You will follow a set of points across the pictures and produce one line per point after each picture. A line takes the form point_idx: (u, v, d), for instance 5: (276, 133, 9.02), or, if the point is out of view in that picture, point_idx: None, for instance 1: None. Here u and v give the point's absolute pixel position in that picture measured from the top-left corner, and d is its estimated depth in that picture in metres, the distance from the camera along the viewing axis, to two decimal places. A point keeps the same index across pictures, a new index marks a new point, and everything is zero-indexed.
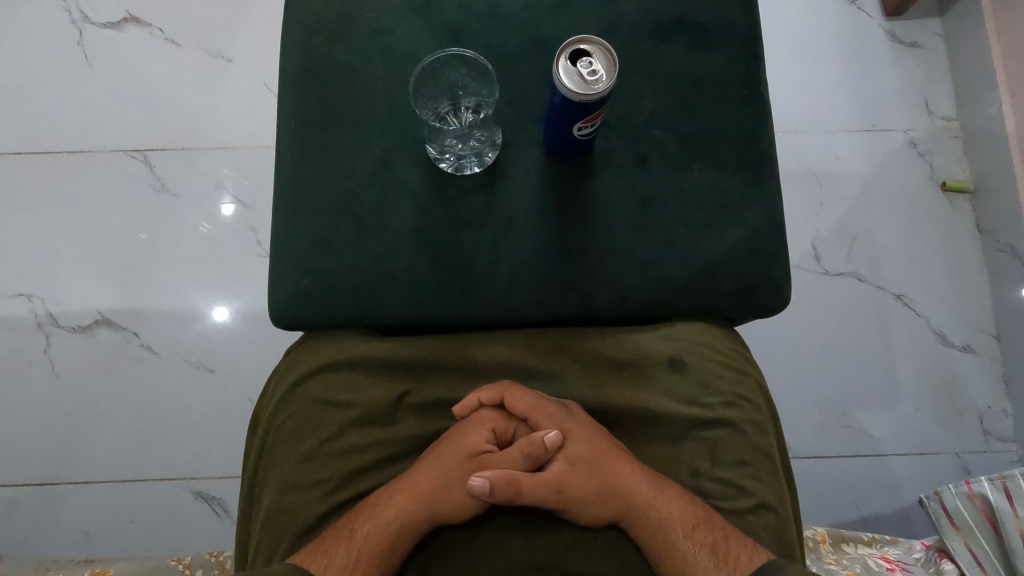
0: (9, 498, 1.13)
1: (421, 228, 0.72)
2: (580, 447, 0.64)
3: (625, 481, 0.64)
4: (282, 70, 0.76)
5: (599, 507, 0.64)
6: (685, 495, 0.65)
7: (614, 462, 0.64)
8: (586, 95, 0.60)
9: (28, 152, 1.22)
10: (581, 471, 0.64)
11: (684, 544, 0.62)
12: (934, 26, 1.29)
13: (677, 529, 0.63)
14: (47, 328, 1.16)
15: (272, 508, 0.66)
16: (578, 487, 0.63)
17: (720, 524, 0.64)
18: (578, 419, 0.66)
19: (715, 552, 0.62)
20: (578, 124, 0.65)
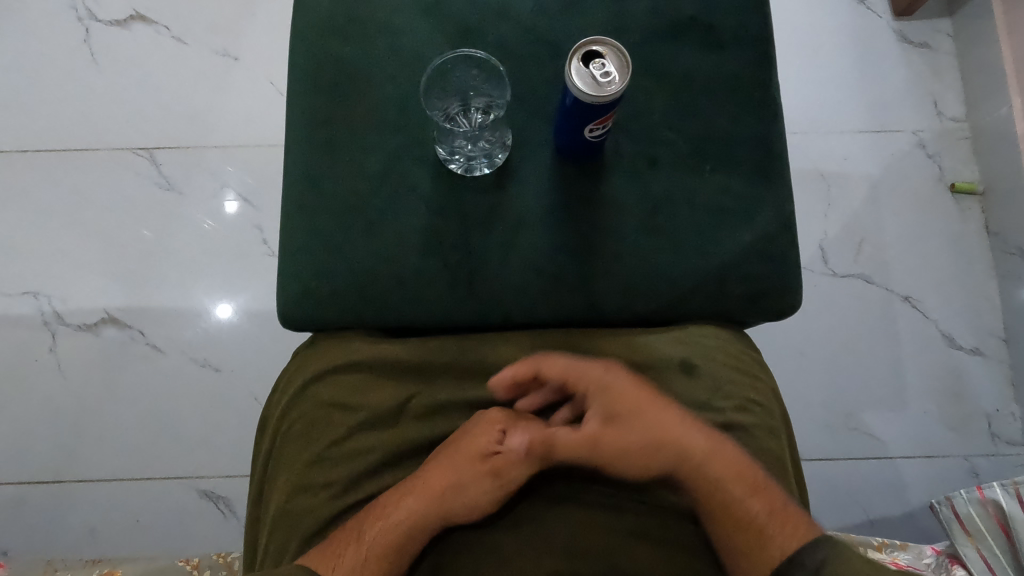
0: (15, 496, 1.13)
1: (430, 229, 0.72)
2: (619, 405, 0.64)
3: (675, 437, 0.63)
4: (291, 70, 0.76)
5: (645, 466, 0.64)
6: (732, 454, 0.64)
7: (658, 420, 0.64)
8: (599, 98, 0.59)
9: (34, 149, 1.22)
10: (624, 430, 0.64)
11: (732, 501, 0.61)
12: (944, 26, 1.28)
13: (727, 488, 0.62)
14: (53, 326, 1.16)
15: (280, 510, 0.66)
16: (619, 446, 0.64)
17: (771, 485, 0.62)
18: (620, 379, 0.65)
19: (767, 511, 0.61)
20: (590, 125, 0.65)
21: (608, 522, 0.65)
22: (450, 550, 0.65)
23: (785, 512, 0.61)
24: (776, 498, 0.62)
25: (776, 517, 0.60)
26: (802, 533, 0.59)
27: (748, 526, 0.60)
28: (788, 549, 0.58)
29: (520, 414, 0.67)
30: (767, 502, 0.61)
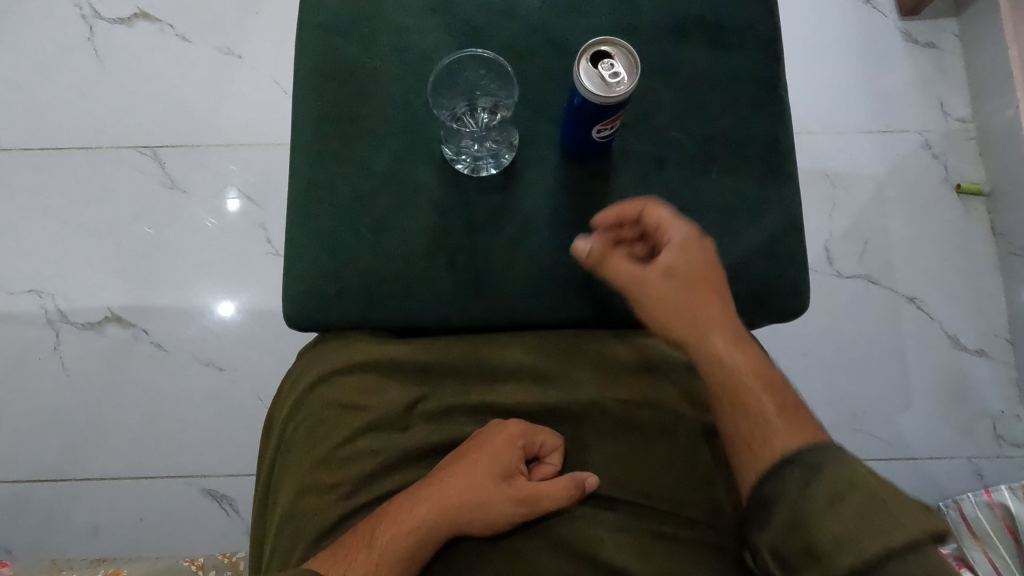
0: (18, 494, 1.13)
1: (437, 229, 0.72)
2: (688, 268, 0.64)
3: (718, 317, 0.63)
4: (297, 68, 0.75)
5: (677, 328, 0.64)
6: (759, 357, 0.63)
7: (713, 298, 0.64)
8: (609, 98, 0.59)
9: (38, 147, 1.22)
10: (676, 291, 0.64)
11: (750, 392, 0.61)
12: (950, 27, 1.27)
13: (745, 379, 0.61)
14: (57, 324, 1.16)
15: (287, 513, 0.66)
16: (665, 303, 0.64)
17: (793, 396, 0.61)
18: (705, 251, 0.65)
19: (782, 412, 0.60)
20: (597, 126, 0.64)
21: (614, 536, 0.63)
22: (455, 561, 0.63)
23: (801, 421, 0.60)
24: (796, 410, 0.60)
25: (788, 416, 0.59)
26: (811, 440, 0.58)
27: (756, 418, 0.60)
28: (789, 449, 0.57)
29: (535, 425, 0.66)
30: (784, 404, 0.60)
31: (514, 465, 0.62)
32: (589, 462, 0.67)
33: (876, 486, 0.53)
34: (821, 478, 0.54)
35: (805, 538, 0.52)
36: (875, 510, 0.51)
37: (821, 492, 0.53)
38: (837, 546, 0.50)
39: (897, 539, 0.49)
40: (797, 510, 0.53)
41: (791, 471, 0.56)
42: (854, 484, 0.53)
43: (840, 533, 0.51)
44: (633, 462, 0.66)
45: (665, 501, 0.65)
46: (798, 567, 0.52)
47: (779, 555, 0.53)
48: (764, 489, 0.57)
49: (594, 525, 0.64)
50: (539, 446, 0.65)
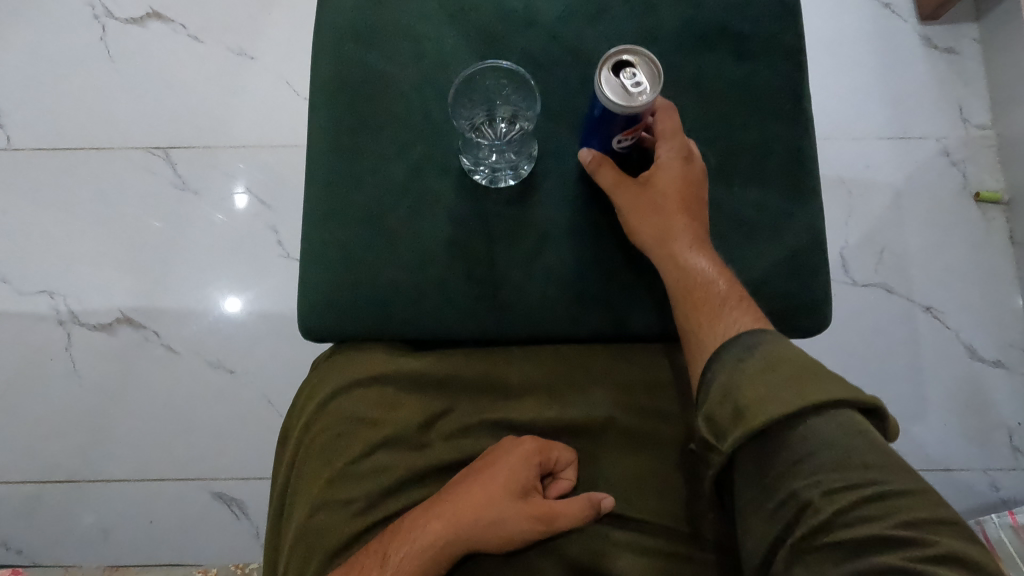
0: (28, 494, 1.13)
1: (454, 241, 0.71)
2: (673, 178, 0.65)
3: (687, 226, 0.65)
4: (315, 76, 0.75)
5: (645, 227, 0.66)
6: (723, 263, 0.65)
7: (687, 205, 0.66)
8: (636, 107, 0.57)
9: (52, 147, 1.22)
10: (650, 194, 0.66)
11: (704, 291, 0.62)
12: (971, 31, 1.25)
13: (701, 275, 0.63)
14: (69, 325, 1.16)
15: (301, 528, 0.65)
16: (638, 203, 0.66)
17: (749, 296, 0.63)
18: (693, 167, 0.66)
19: (733, 303, 0.61)
20: (618, 136, 0.63)
21: (631, 557, 0.62)
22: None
23: (755, 313, 0.61)
24: (753, 307, 0.61)
25: (734, 306, 0.61)
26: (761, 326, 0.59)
27: (705, 308, 0.62)
28: (731, 332, 0.59)
29: (552, 441, 0.65)
30: (738, 298, 0.62)
31: (530, 482, 0.61)
32: (604, 480, 0.65)
33: (808, 360, 0.53)
34: (755, 354, 0.55)
35: (734, 401, 0.53)
36: (800, 376, 0.51)
37: (753, 363, 0.54)
38: (760, 404, 0.51)
39: (814, 398, 0.50)
40: (729, 381, 0.54)
41: (728, 352, 0.57)
42: (787, 356, 0.53)
43: (765, 393, 0.51)
44: (649, 481, 0.65)
45: (686, 521, 0.64)
46: (726, 429, 0.52)
47: (712, 423, 0.54)
48: (706, 375, 0.58)
49: (612, 544, 0.63)
50: (555, 462, 0.64)
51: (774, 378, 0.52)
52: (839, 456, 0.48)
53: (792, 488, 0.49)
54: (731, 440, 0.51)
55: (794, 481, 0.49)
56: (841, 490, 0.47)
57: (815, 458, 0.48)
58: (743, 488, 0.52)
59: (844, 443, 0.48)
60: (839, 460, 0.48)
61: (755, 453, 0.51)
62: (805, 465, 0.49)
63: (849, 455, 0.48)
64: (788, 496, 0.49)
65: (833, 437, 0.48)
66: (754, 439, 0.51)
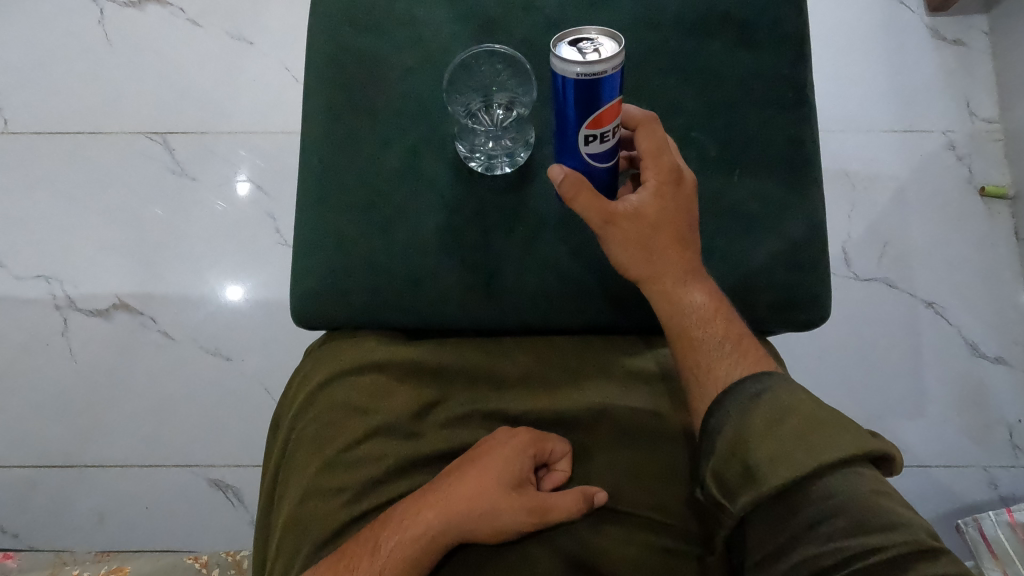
0: (25, 479, 1.13)
1: (448, 228, 0.70)
2: (665, 209, 0.62)
3: (680, 259, 0.63)
4: (309, 59, 0.74)
5: (639, 263, 0.63)
6: (717, 292, 0.64)
7: (681, 236, 0.62)
8: (596, 71, 0.50)
9: (49, 131, 1.21)
10: (641, 226, 0.61)
11: (702, 332, 0.62)
12: (979, 23, 1.23)
13: (699, 314, 0.62)
14: (65, 311, 1.16)
15: (292, 514, 0.64)
16: (629, 237, 0.62)
17: (745, 329, 0.63)
18: (683, 190, 0.62)
19: (732, 344, 0.61)
20: (584, 130, 0.55)
21: (619, 544, 0.62)
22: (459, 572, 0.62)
23: (753, 354, 0.61)
24: (749, 343, 0.62)
25: (733, 348, 0.61)
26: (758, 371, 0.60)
27: (703, 350, 0.61)
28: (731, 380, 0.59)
29: (545, 432, 0.65)
30: (735, 336, 0.62)
31: (524, 474, 0.60)
32: (596, 475, 0.64)
33: (816, 411, 0.52)
34: (762, 405, 0.54)
35: (744, 460, 0.52)
36: (810, 432, 0.51)
37: (760, 417, 0.53)
38: (771, 463, 0.50)
39: (827, 457, 0.49)
40: (736, 437, 0.53)
41: (731, 401, 0.56)
42: (795, 409, 0.53)
43: (777, 452, 0.50)
44: (641, 472, 0.64)
45: (677, 513, 0.63)
46: (736, 489, 0.51)
47: (721, 480, 0.53)
48: (708, 421, 0.57)
49: (603, 538, 0.62)
50: (549, 453, 0.64)
51: (785, 434, 0.51)
52: (855, 520, 0.47)
53: (806, 551, 0.48)
54: (742, 502, 0.51)
55: (808, 545, 0.48)
56: (860, 554, 0.46)
57: (830, 522, 0.48)
58: (756, 545, 0.52)
59: (861, 503, 0.48)
60: (855, 521, 0.47)
61: (769, 513, 0.51)
62: (822, 528, 0.48)
63: (867, 516, 0.47)
64: (803, 560, 0.48)
65: (848, 497, 0.48)
66: (767, 501, 0.50)
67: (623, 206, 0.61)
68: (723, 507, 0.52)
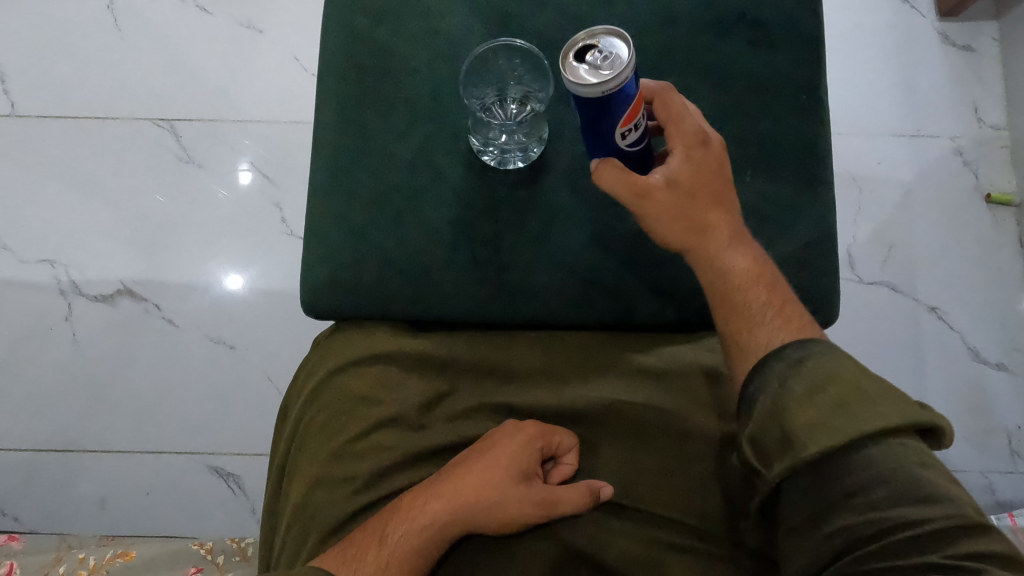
0: (27, 462, 1.13)
1: (460, 222, 0.70)
2: (692, 173, 0.61)
3: (714, 223, 0.61)
4: (324, 49, 0.73)
5: (678, 232, 0.61)
6: (762, 257, 0.62)
7: (714, 199, 0.61)
8: (622, 75, 0.50)
9: (56, 115, 1.20)
10: (674, 194, 0.60)
11: (746, 296, 0.59)
12: (989, 29, 1.24)
13: (739, 279, 0.60)
14: (70, 296, 1.16)
15: (300, 503, 0.65)
16: (665, 206, 0.60)
17: (792, 297, 0.60)
18: (711, 152, 0.62)
19: (775, 311, 0.59)
20: (620, 128, 0.55)
21: (622, 541, 0.62)
22: (463, 564, 0.62)
23: (798, 320, 0.58)
24: (795, 311, 0.59)
25: (776, 313, 0.58)
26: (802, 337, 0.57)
27: (745, 316, 0.59)
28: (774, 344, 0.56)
29: (553, 425, 0.65)
30: (778, 303, 0.59)
31: (533, 466, 0.61)
32: (600, 469, 0.65)
33: (861, 378, 0.50)
34: (802, 372, 0.52)
35: (781, 426, 0.50)
36: (852, 399, 0.49)
37: (800, 383, 0.51)
38: (808, 429, 0.48)
39: (870, 426, 0.47)
40: (775, 403, 0.51)
41: (771, 367, 0.54)
42: (838, 376, 0.50)
43: (815, 419, 0.48)
44: (645, 471, 0.64)
45: (679, 511, 0.63)
46: (773, 455, 0.50)
47: (757, 446, 0.51)
48: (747, 388, 0.55)
49: (607, 533, 0.62)
50: (557, 446, 0.64)
51: (825, 401, 0.49)
52: (898, 491, 0.45)
53: (843, 521, 0.46)
54: (780, 468, 0.49)
55: (846, 513, 0.46)
56: (897, 526, 0.44)
57: (871, 491, 0.46)
58: (791, 512, 0.49)
59: (901, 475, 0.46)
60: (895, 493, 0.45)
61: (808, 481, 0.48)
62: (859, 498, 0.46)
63: (907, 488, 0.45)
64: (839, 529, 0.46)
65: (890, 466, 0.46)
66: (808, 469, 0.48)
67: (654, 178, 0.60)
68: (758, 473, 0.51)
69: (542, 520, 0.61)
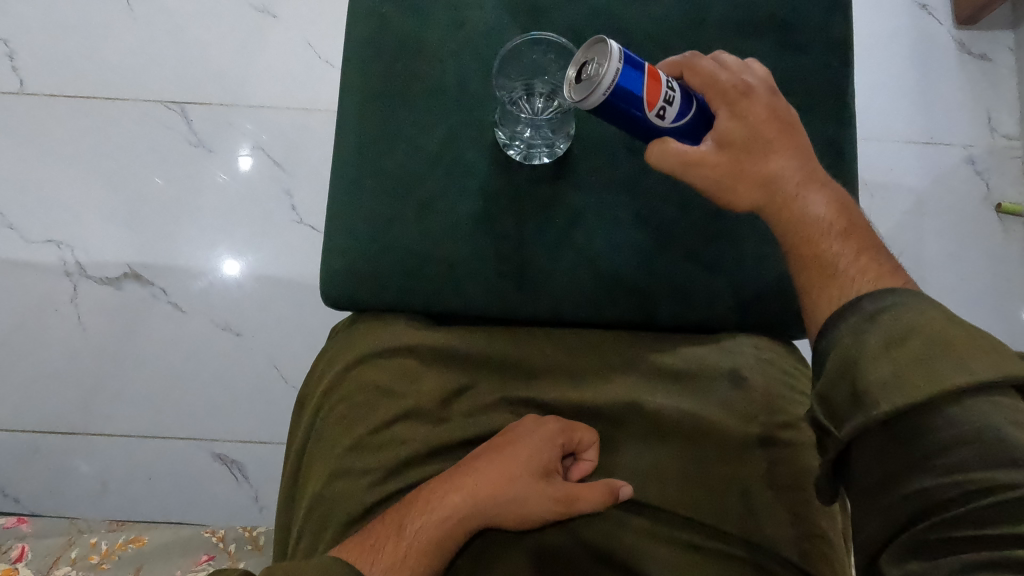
0: (28, 444, 1.13)
1: (484, 215, 0.70)
2: (738, 129, 0.59)
3: (777, 174, 0.59)
4: (349, 37, 0.73)
5: (744, 191, 0.60)
6: (839, 199, 0.59)
7: (770, 150, 0.60)
8: (614, 64, 0.53)
9: (64, 94, 1.18)
10: (730, 154, 0.59)
11: (825, 243, 0.57)
12: (1006, 39, 1.23)
13: (814, 224, 0.58)
14: (76, 277, 1.14)
15: (317, 495, 0.65)
16: (722, 168, 0.59)
17: (875, 240, 0.57)
18: (757, 101, 0.60)
19: (854, 253, 0.56)
20: (652, 109, 0.56)
21: (639, 541, 0.62)
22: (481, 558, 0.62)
23: (882, 267, 0.55)
24: (877, 256, 0.56)
25: (857, 258, 0.55)
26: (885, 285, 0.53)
27: (821, 266, 0.56)
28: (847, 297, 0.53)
29: (574, 421, 0.65)
30: (857, 250, 0.56)
31: (553, 463, 0.61)
32: (617, 468, 0.65)
33: (948, 330, 0.44)
34: (878, 325, 0.47)
35: (853, 382, 0.46)
36: (935, 352, 0.43)
37: (877, 337, 0.47)
38: (884, 385, 0.44)
39: (954, 381, 0.42)
40: (849, 359, 0.47)
41: (846, 322, 0.50)
42: (920, 327, 0.45)
43: (891, 374, 0.44)
44: (663, 471, 0.64)
45: (696, 511, 0.63)
46: (844, 413, 0.46)
47: (828, 405, 0.48)
48: (821, 342, 0.52)
49: (624, 532, 0.62)
50: (578, 442, 0.64)
51: (903, 355, 0.44)
52: (981, 453, 0.40)
53: (919, 485, 0.42)
54: (849, 428, 0.45)
55: (922, 476, 0.42)
56: (982, 491, 0.39)
57: (951, 453, 0.41)
58: (863, 473, 0.46)
59: (990, 437, 0.40)
60: (982, 455, 0.40)
61: (881, 440, 0.44)
62: (940, 461, 0.41)
63: (994, 450, 0.40)
64: (912, 493, 0.42)
65: (975, 427, 0.41)
66: (882, 427, 0.44)
67: (703, 150, 0.59)
68: (828, 432, 0.47)
69: (561, 516, 0.60)
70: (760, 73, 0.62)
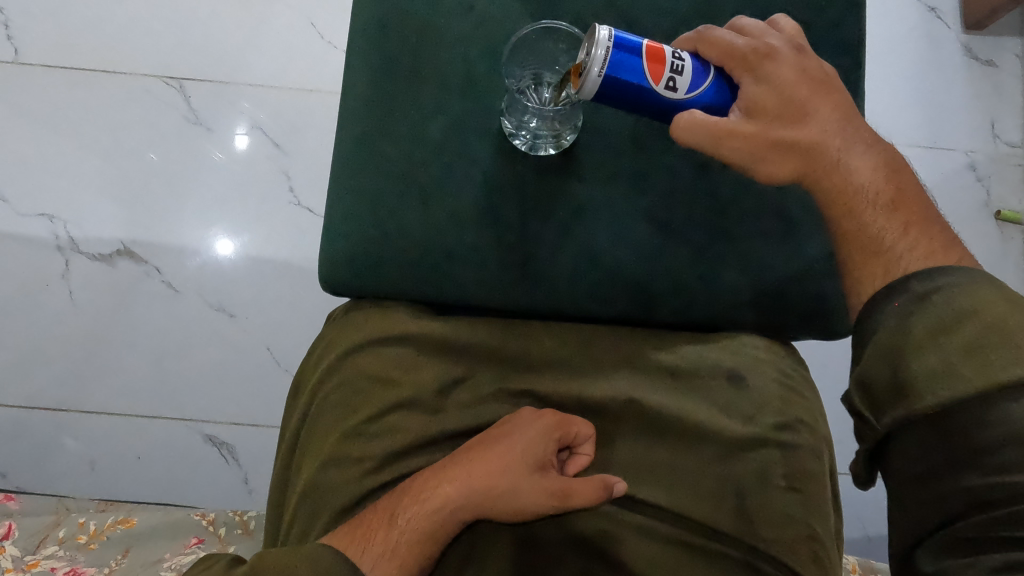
0: (17, 420, 1.12)
1: (487, 205, 0.69)
2: (767, 99, 0.58)
3: (817, 142, 0.58)
4: (356, 20, 0.72)
5: (779, 161, 0.59)
6: (888, 161, 0.58)
7: (807, 112, 0.58)
8: (603, 47, 0.53)
9: (58, 65, 1.16)
10: (761, 129, 0.58)
11: (874, 216, 0.56)
12: (1012, 45, 1.23)
13: (862, 194, 0.57)
14: (68, 253, 1.13)
15: (310, 483, 0.64)
16: (753, 139, 0.58)
17: (928, 210, 0.56)
18: (783, 63, 0.59)
19: (906, 219, 0.55)
20: (656, 84, 0.56)
21: (633, 538, 0.62)
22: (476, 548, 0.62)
23: (934, 241, 0.54)
24: (930, 228, 0.54)
25: (911, 226, 0.54)
26: (937, 261, 0.52)
27: (867, 237, 0.56)
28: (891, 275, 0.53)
29: (571, 415, 0.65)
30: (908, 220, 0.55)
31: (547, 457, 0.60)
32: (612, 465, 0.65)
33: (1004, 316, 0.44)
34: (924, 311, 0.47)
35: (898, 369, 0.46)
36: (989, 342, 0.43)
37: (925, 324, 0.46)
38: (929, 378, 0.44)
39: (1007, 375, 0.41)
40: (895, 345, 0.47)
41: (892, 302, 0.50)
42: (972, 315, 0.45)
43: (938, 363, 0.44)
44: (661, 468, 0.64)
45: (696, 509, 0.62)
46: (886, 402, 0.47)
47: (869, 392, 0.48)
48: (863, 324, 0.52)
49: (618, 528, 0.62)
50: (574, 437, 0.64)
51: (952, 346, 0.44)
52: None
53: (967, 482, 0.42)
54: (891, 417, 0.46)
55: (970, 473, 0.42)
56: None
57: (1002, 452, 0.41)
58: (903, 465, 0.46)
59: None
60: None
61: (925, 433, 0.45)
62: (989, 459, 0.41)
63: None
64: (961, 490, 0.43)
65: None
66: (926, 421, 0.45)
67: (727, 123, 0.58)
68: (869, 423, 0.48)
69: (555, 509, 0.60)
70: (789, 31, 0.62)
